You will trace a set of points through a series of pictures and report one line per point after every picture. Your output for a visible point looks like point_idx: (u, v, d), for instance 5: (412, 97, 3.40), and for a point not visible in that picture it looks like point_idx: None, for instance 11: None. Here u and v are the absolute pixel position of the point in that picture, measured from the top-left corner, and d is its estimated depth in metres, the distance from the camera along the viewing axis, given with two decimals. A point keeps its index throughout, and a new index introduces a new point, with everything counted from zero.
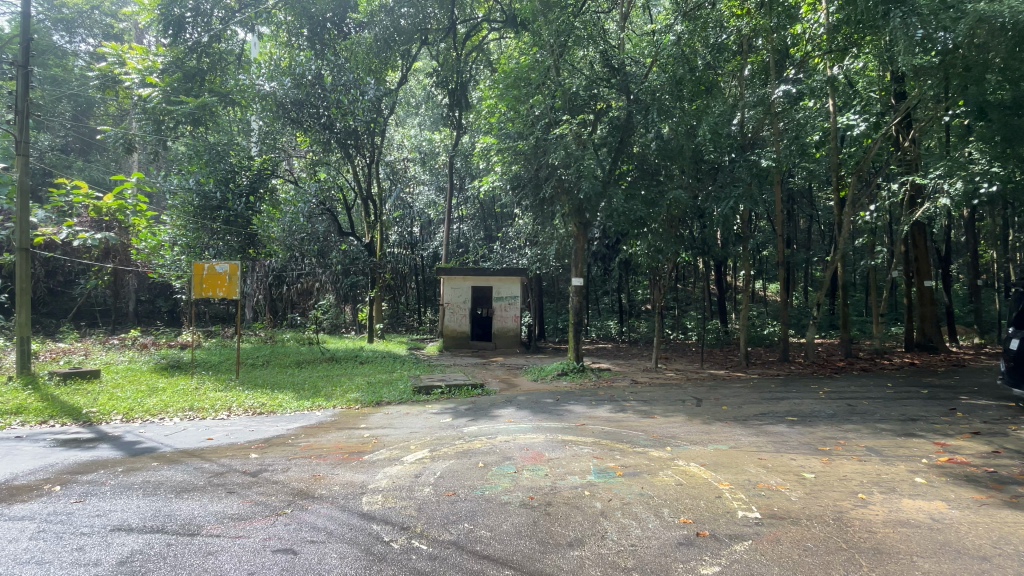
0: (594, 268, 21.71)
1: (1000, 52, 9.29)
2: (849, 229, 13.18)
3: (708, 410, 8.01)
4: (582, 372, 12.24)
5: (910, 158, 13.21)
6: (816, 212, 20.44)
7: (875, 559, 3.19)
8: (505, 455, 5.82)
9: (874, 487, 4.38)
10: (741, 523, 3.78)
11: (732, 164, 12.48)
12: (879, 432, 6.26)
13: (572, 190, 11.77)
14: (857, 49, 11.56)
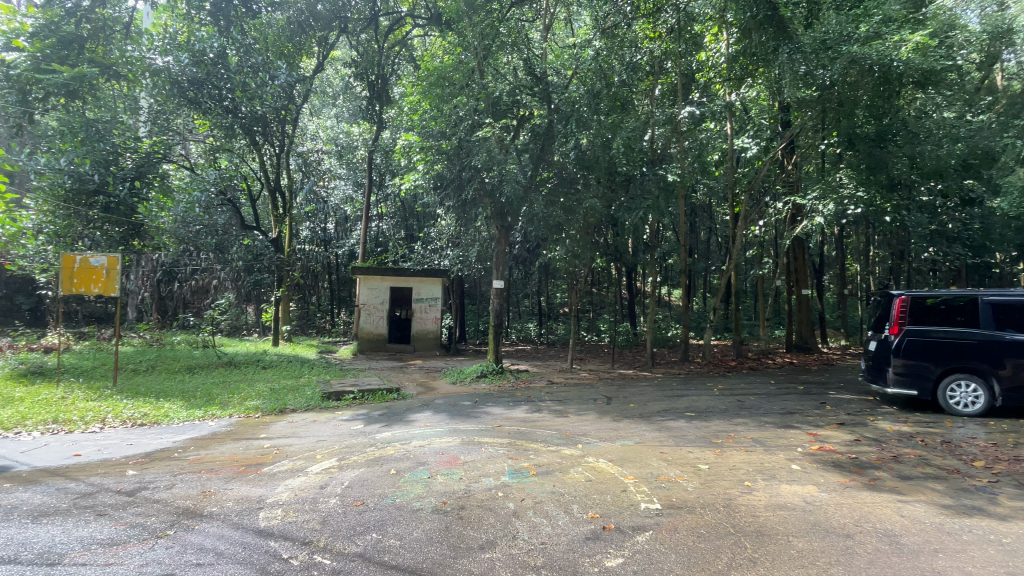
0: (515, 272, 21.98)
1: (867, 89, 10.75)
2: (742, 241, 14.52)
3: (618, 408, 8.39)
4: (501, 373, 12.30)
5: (791, 180, 14.85)
6: (714, 225, 22.38)
7: (758, 540, 3.49)
8: (418, 460, 5.66)
9: (758, 475, 4.82)
10: (644, 514, 3.97)
11: (642, 177, 13.22)
12: (763, 424, 6.93)
13: (494, 192, 11.92)
14: (751, 80, 12.85)
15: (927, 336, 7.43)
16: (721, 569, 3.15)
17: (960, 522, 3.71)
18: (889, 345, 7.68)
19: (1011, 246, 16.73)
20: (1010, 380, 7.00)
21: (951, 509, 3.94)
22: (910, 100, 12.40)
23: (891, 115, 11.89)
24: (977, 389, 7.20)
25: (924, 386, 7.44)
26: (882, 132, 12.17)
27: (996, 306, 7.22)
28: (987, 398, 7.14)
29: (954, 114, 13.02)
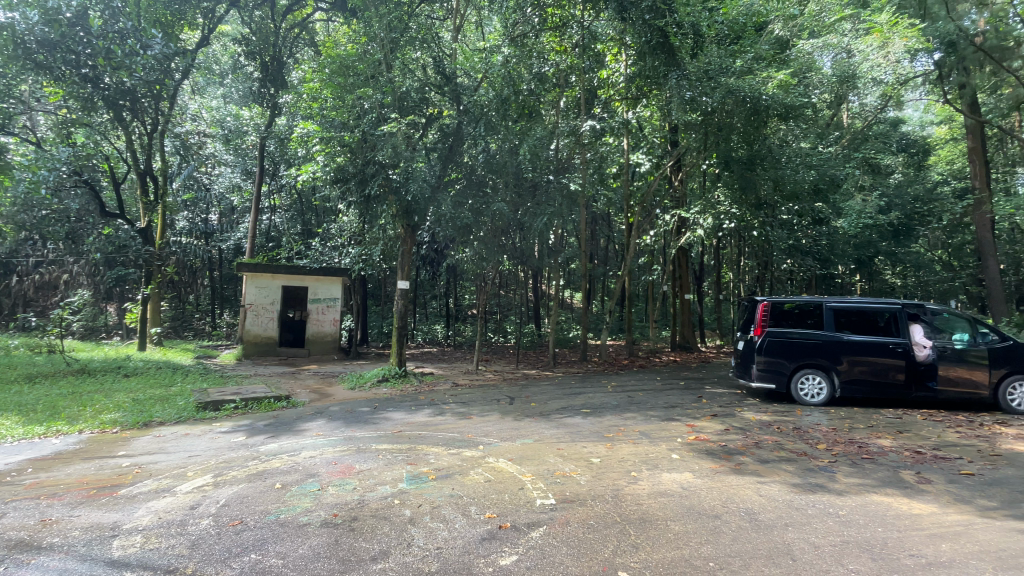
0: (422, 272, 21.54)
1: (740, 117, 12.14)
2: (635, 249, 15.60)
3: (519, 408, 8.56)
4: (403, 377, 11.95)
5: (678, 196, 16.26)
6: (612, 234, 23.84)
7: (640, 527, 3.74)
8: (308, 472, 5.30)
9: (643, 465, 5.19)
10: (539, 511, 4.08)
11: (549, 184, 13.45)
12: (650, 418, 7.48)
13: (399, 190, 11.50)
14: (645, 101, 13.82)
15: (783, 336, 8.52)
16: (607, 556, 3.32)
17: (806, 498, 4.28)
18: (754, 345, 8.70)
19: (849, 260, 19.72)
20: (846, 374, 8.23)
21: (799, 488, 4.53)
22: (780, 130, 14.05)
23: (760, 141, 13.13)
24: (822, 382, 8.38)
25: (781, 380, 8.51)
26: (752, 156, 13.34)
27: (838, 310, 8.42)
28: (828, 389, 8.35)
29: (809, 146, 15.06)
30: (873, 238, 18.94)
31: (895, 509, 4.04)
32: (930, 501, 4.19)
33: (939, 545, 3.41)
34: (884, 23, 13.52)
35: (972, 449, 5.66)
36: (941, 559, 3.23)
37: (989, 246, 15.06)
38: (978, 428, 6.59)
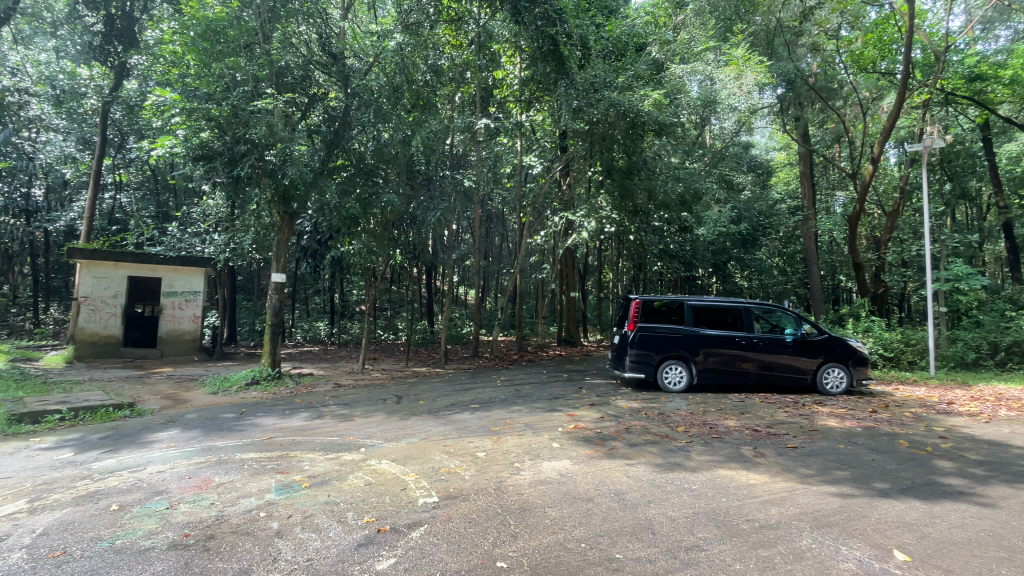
0: (303, 265, 20.08)
1: (620, 129, 13.00)
2: (525, 248, 16.09)
3: (406, 406, 8.34)
4: (277, 379, 10.98)
5: (566, 199, 17.05)
6: (506, 232, 24.40)
7: (520, 516, 3.84)
8: (154, 489, 4.61)
9: (526, 456, 5.34)
10: (420, 510, 3.99)
11: (442, 180, 13.89)
12: (534, 410, 7.75)
13: (275, 173, 10.43)
14: (538, 105, 14.13)
15: (652, 331, 9.41)
16: (487, 549, 3.35)
17: (666, 476, 4.74)
18: (627, 338, 9.49)
19: (708, 264, 22.30)
20: (702, 363, 9.28)
21: (661, 467, 5.00)
22: (656, 146, 15.36)
23: (637, 153, 14.07)
24: (683, 372, 9.37)
25: (649, 370, 9.37)
26: (630, 166, 14.40)
27: (697, 308, 9.47)
28: (688, 377, 9.36)
29: (678, 161, 16.67)
30: (726, 246, 21.93)
31: (736, 481, 4.63)
32: (764, 472, 4.86)
33: (770, 510, 3.96)
34: (739, 58, 15.35)
35: (796, 426, 6.71)
36: (770, 521, 3.76)
37: (812, 255, 18.03)
38: (801, 408, 7.82)
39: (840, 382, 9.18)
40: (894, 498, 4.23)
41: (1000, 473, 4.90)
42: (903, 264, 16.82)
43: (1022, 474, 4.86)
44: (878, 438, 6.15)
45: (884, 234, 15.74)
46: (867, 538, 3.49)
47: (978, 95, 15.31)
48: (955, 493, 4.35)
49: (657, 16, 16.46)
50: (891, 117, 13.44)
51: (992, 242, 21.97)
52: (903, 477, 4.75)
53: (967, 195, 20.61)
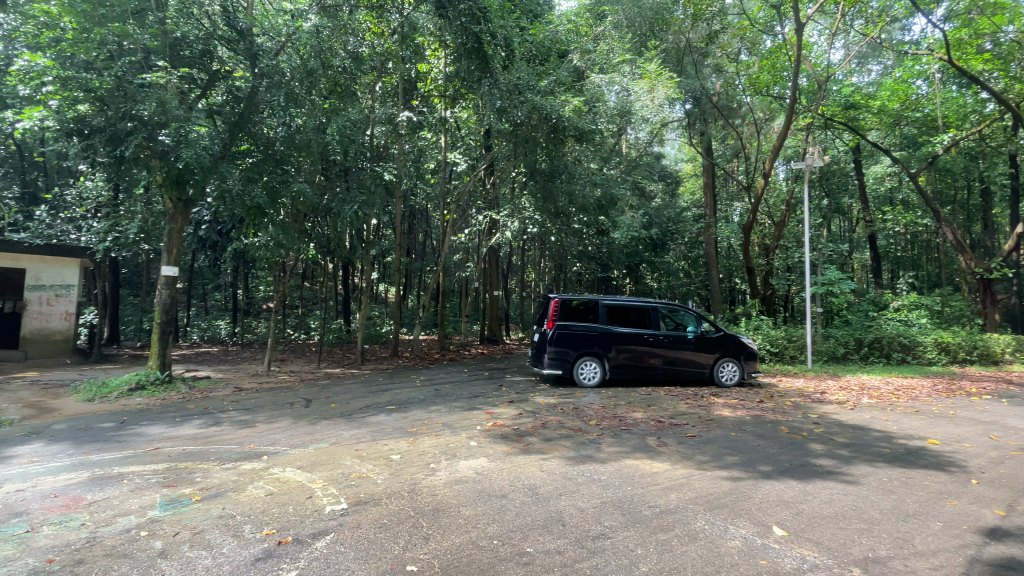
0: (202, 257, 18.34)
1: (542, 133, 13.26)
2: (449, 246, 15.90)
3: (316, 410, 7.90)
4: (167, 384, 9.91)
5: (491, 198, 17.10)
6: (430, 228, 23.99)
7: (433, 517, 3.77)
8: (8, 511, 3.97)
9: (442, 456, 5.27)
10: (327, 518, 3.79)
11: (360, 171, 12.66)
12: (453, 409, 7.68)
13: (168, 154, 9.44)
14: (463, 102, 14.04)
15: (569, 328, 9.72)
16: (397, 553, 3.25)
17: (578, 469, 4.90)
18: (546, 336, 9.74)
19: (622, 265, 23.82)
20: (614, 360, 9.75)
21: (574, 460, 5.17)
22: (577, 151, 15.83)
23: (559, 158, 14.52)
24: (596, 368, 9.77)
25: (565, 366, 9.68)
26: (552, 169, 14.89)
27: (611, 307, 9.92)
28: (601, 373, 9.78)
29: (597, 166, 17.22)
30: (638, 249, 23.75)
31: (641, 470, 4.91)
32: (666, 461, 5.19)
33: (670, 496, 4.24)
34: (653, 72, 16.13)
35: (695, 416, 7.26)
36: (670, 506, 4.02)
37: (713, 260, 19.65)
38: (701, 399, 8.48)
39: (733, 375, 10.08)
40: (776, 479, 4.71)
41: (859, 453, 5.64)
42: (789, 269, 18.83)
43: (875, 453, 5.63)
44: (765, 425, 6.83)
45: (773, 242, 17.51)
46: (752, 517, 3.85)
47: (851, 122, 17.45)
48: (824, 472, 4.94)
49: (579, 24, 16.87)
50: (780, 137, 14.96)
51: (857, 252, 25.26)
52: (783, 460, 5.31)
53: (839, 209, 23.49)
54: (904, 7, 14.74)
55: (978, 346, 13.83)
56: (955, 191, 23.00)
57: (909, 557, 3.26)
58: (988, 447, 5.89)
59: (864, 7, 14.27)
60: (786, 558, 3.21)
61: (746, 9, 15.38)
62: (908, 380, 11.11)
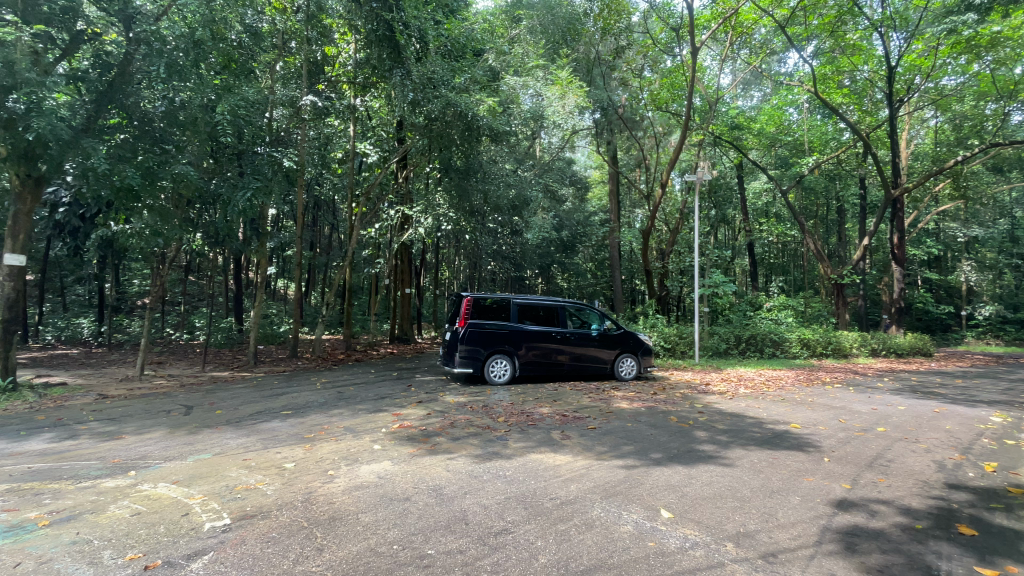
0: (60, 245, 15.82)
1: (456, 130, 13.21)
2: (357, 241, 15.13)
3: (199, 418, 7.14)
4: (9, 393, 8.40)
5: (403, 192, 16.59)
6: (337, 221, 22.79)
7: (328, 527, 3.57)
8: None
9: (341, 462, 5.01)
10: (206, 536, 3.42)
11: (256, 156, 11.63)
12: (356, 412, 7.34)
13: (12, 123, 8.00)
14: (373, 91, 13.46)
15: (481, 327, 9.74)
16: (287, 568, 3.02)
17: (484, 466, 4.92)
18: (457, 335, 9.67)
19: (535, 265, 24.38)
20: (524, 357, 9.94)
21: (480, 458, 5.19)
22: (491, 150, 15.92)
23: (473, 156, 14.47)
24: (507, 366, 9.89)
25: (476, 364, 9.68)
26: (467, 167, 14.81)
27: (522, 306, 10.11)
28: (511, 370, 9.92)
29: (512, 166, 17.35)
30: (550, 249, 24.48)
31: (545, 463, 5.05)
32: (568, 453, 5.39)
33: (570, 487, 4.41)
34: (565, 79, 16.52)
35: (597, 409, 7.64)
36: (570, 497, 4.17)
37: (617, 262, 20.79)
38: (603, 393, 8.93)
39: (632, 369, 10.73)
40: (665, 465, 5.08)
41: (736, 437, 6.28)
42: (681, 272, 20.50)
43: (748, 437, 6.31)
44: (657, 415, 7.37)
45: (668, 247, 19.00)
46: (643, 502, 4.11)
47: (735, 141, 19.39)
48: (707, 457, 5.44)
49: (495, 25, 16.98)
50: (676, 150, 16.16)
51: (739, 258, 28.18)
52: (673, 447, 5.75)
53: (725, 219, 26.08)
54: (781, 41, 16.66)
55: (832, 341, 16.07)
56: (816, 208, 26.49)
57: (772, 529, 3.68)
58: (837, 429, 6.85)
59: (748, 38, 15.95)
60: (671, 538, 3.47)
61: (649, 29, 16.47)
62: (776, 371, 12.60)
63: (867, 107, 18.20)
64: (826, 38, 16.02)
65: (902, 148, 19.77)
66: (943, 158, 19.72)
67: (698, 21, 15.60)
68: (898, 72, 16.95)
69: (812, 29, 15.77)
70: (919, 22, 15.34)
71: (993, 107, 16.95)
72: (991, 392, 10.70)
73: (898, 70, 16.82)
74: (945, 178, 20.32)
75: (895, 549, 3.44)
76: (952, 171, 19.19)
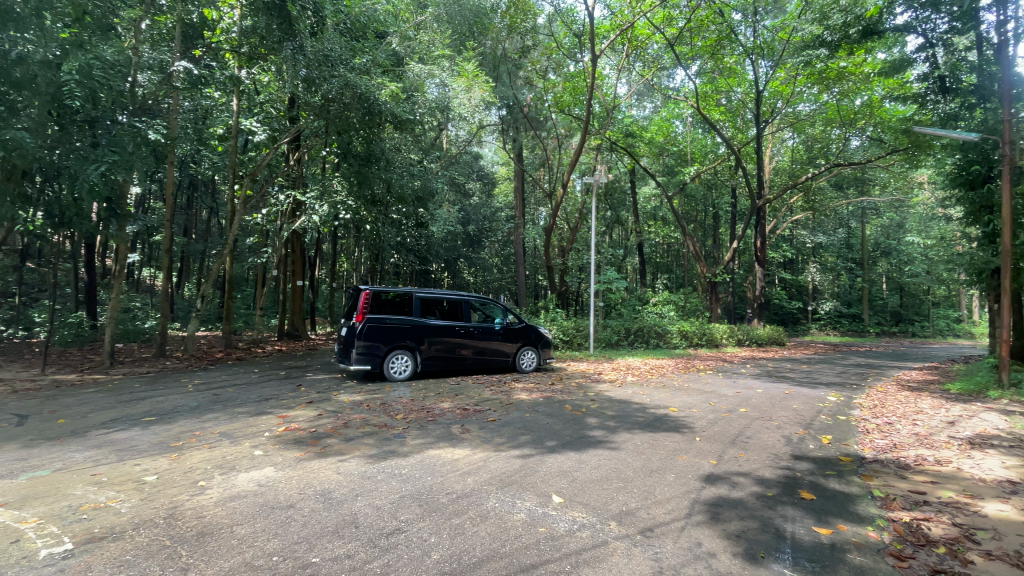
0: None
1: (356, 115, 12.45)
2: (240, 227, 13.68)
3: (33, 429, 6.03)
4: None
5: (294, 177, 15.43)
6: (217, 205, 20.60)
7: (196, 543, 3.20)
8: None
9: (215, 471, 4.52)
10: (37, 566, 2.89)
11: (114, 124, 9.97)
12: (235, 416, 6.68)
13: None
14: (262, 62, 12.27)
15: (381, 321, 9.35)
16: None
17: (378, 466, 4.74)
18: (355, 330, 9.19)
19: (440, 259, 24.04)
20: (426, 352, 9.75)
21: (375, 457, 5.00)
22: (395, 138, 15.31)
23: (375, 142, 13.84)
24: (408, 361, 9.64)
25: (375, 361, 9.29)
26: (368, 154, 14.13)
27: (424, 300, 9.91)
28: (412, 366, 9.69)
29: (417, 157, 16.87)
30: (456, 243, 24.12)
31: (442, 459, 5.00)
32: (466, 447, 5.39)
33: (467, 480, 4.41)
34: (470, 72, 16.39)
35: (496, 401, 7.75)
36: (466, 490, 4.17)
37: (521, 258, 21.14)
38: (503, 386, 9.07)
39: (532, 361, 11.07)
40: (559, 452, 5.30)
41: (623, 423, 6.74)
42: (580, 268, 21.51)
43: (634, 422, 6.81)
44: (554, 405, 7.67)
45: (568, 244, 19.77)
46: (537, 489, 4.24)
47: (629, 147, 20.78)
48: (596, 442, 5.76)
49: (400, 9, 16.42)
50: (577, 153, 16.75)
51: (630, 257, 30.31)
52: (566, 435, 6.01)
53: (619, 219, 27.86)
54: (670, 58, 18.11)
55: (706, 333, 17.95)
56: (697, 213, 29.33)
57: (651, 506, 4.00)
58: (707, 411, 7.65)
59: (642, 53, 17.13)
60: (562, 522, 3.62)
61: (553, 32, 17.04)
62: (661, 361, 13.75)
63: (739, 125, 20.51)
64: (707, 59, 17.71)
65: (765, 164, 22.57)
66: (797, 174, 22.79)
67: (598, 31, 16.36)
68: (765, 96, 19.21)
69: (696, 50, 17.33)
70: (782, 53, 17.52)
71: (837, 133, 19.75)
72: (828, 375, 12.63)
73: (765, 94, 19.06)
74: (798, 192, 23.54)
75: (751, 516, 3.91)
76: (804, 186, 22.31)
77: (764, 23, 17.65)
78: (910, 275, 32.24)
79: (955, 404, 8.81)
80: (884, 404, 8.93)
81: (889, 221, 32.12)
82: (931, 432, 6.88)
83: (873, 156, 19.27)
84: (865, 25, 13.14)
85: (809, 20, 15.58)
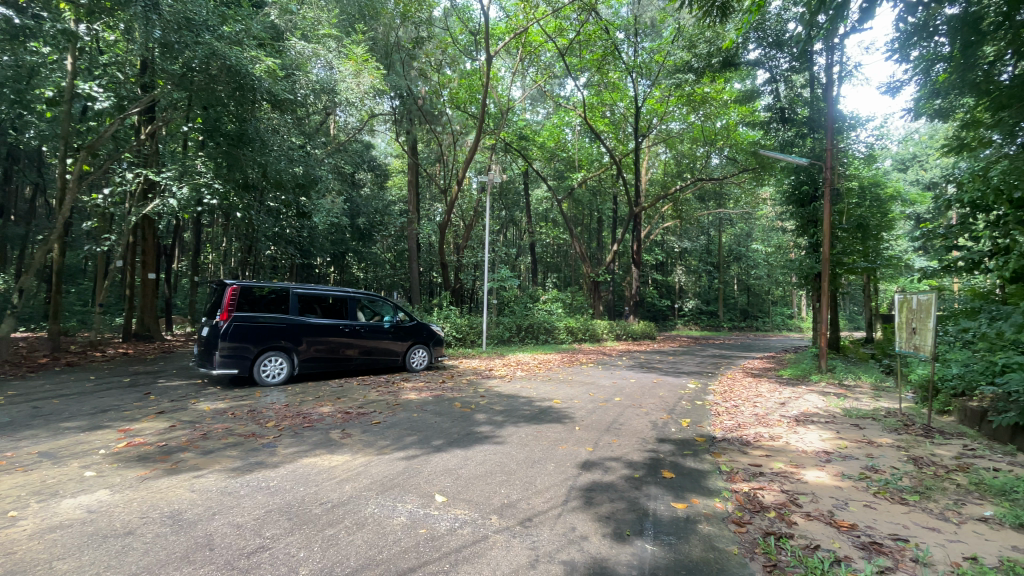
0: None
1: (223, 87, 11.22)
2: (72, 208, 11.49)
3: None
4: None
5: (147, 154, 13.39)
6: (42, 180, 17.23)
7: None
8: None
9: (29, 499, 3.75)
10: None
11: None
12: (60, 432, 5.61)
13: None
14: (109, 19, 10.37)
15: (251, 320, 8.49)
16: None
17: (242, 480, 4.30)
18: (219, 330, 8.23)
19: (325, 254, 22.43)
20: (304, 353, 9.06)
21: (239, 470, 4.53)
22: (273, 118, 14.12)
23: (250, 120, 12.67)
24: (282, 363, 8.88)
25: (243, 364, 8.41)
26: (240, 134, 12.91)
27: (302, 297, 9.23)
28: (288, 368, 8.96)
29: (299, 142, 15.53)
30: (343, 237, 22.71)
31: (319, 467, 4.69)
32: (346, 452, 5.11)
33: (344, 487, 4.18)
34: (359, 56, 15.48)
35: (382, 402, 7.47)
36: (343, 498, 3.95)
37: (415, 254, 20.44)
38: (390, 386, 8.78)
39: (422, 360, 10.86)
40: (445, 451, 5.26)
41: (509, 417, 6.90)
42: (474, 266, 21.59)
43: (520, 415, 7.00)
44: (442, 403, 7.61)
45: (462, 241, 19.65)
46: (419, 490, 4.16)
47: (523, 149, 21.37)
48: (482, 437, 5.82)
49: None
50: (472, 151, 16.70)
51: (522, 256, 31.21)
52: (453, 432, 5.99)
53: (512, 219, 28.57)
54: (561, 67, 18.94)
55: (589, 329, 19.18)
56: (583, 216, 31.17)
57: (531, 496, 4.14)
58: (587, 401, 8.14)
59: (535, 58, 17.92)
60: (442, 522, 3.59)
61: (449, 27, 17.15)
62: (548, 356, 14.36)
63: (620, 137, 21.97)
64: (594, 72, 18.76)
65: (642, 174, 24.67)
66: (668, 186, 25.30)
67: (494, 31, 16.64)
68: (642, 112, 20.84)
69: (584, 61, 18.11)
70: (657, 74, 19.19)
71: (701, 150, 22.13)
72: (689, 365, 14.17)
73: (643, 110, 20.69)
74: (669, 201, 26.12)
75: (620, 497, 4.23)
76: (674, 197, 24.86)
77: (643, 45, 19.10)
78: (755, 278, 37.46)
79: (786, 387, 10.40)
80: (733, 390, 10.26)
81: (741, 230, 36.98)
82: (767, 412, 8.04)
83: (729, 173, 22.05)
84: (724, 57, 15.00)
85: (680, 46, 17.30)
